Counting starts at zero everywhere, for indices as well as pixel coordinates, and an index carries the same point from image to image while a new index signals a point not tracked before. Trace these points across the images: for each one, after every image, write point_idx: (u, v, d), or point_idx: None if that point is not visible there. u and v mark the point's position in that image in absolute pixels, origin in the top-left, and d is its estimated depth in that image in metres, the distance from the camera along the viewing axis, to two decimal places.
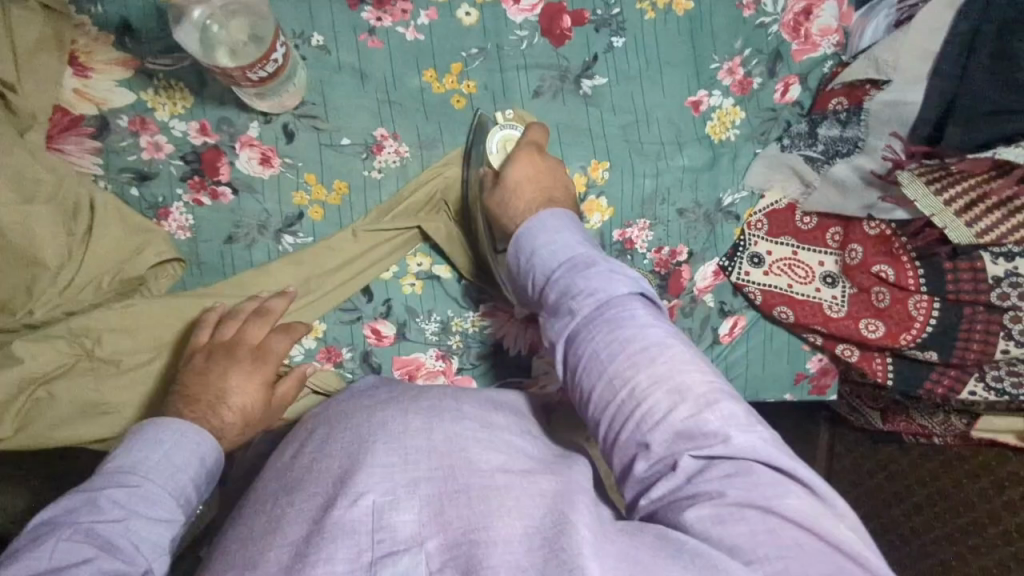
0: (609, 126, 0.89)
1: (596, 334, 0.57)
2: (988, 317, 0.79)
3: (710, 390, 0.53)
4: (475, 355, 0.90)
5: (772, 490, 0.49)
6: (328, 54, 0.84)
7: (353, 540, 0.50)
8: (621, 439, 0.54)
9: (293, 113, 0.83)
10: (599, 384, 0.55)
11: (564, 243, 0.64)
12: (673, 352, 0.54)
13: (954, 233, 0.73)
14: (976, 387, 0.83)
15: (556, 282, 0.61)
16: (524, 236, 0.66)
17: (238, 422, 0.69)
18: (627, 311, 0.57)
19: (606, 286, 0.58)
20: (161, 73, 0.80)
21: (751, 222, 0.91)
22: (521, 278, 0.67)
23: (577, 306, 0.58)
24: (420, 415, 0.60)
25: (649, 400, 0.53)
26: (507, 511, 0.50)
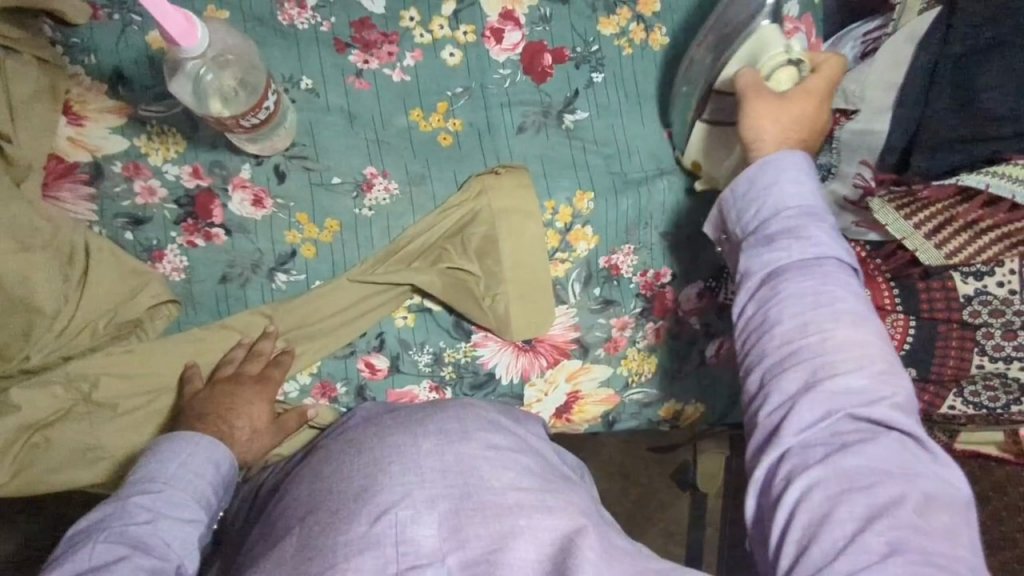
0: (593, 157, 0.92)
1: (803, 283, 0.59)
2: (961, 333, 0.81)
3: (888, 369, 0.56)
4: (469, 385, 0.92)
5: (903, 464, 0.52)
6: (317, 97, 0.87)
7: (379, 552, 0.58)
8: (788, 373, 0.57)
9: (284, 155, 0.85)
10: (787, 325, 0.58)
11: (801, 186, 0.64)
12: (869, 325, 0.57)
13: (925, 254, 0.76)
14: (955, 401, 0.86)
15: (780, 221, 0.63)
16: (755, 170, 0.65)
17: (247, 431, 0.79)
18: (838, 274, 0.60)
19: (829, 245, 0.60)
20: (154, 120, 0.82)
21: None
22: (732, 208, 0.67)
23: (794, 249, 0.60)
24: (431, 436, 0.68)
25: (835, 357, 0.56)
26: (519, 531, 0.59)
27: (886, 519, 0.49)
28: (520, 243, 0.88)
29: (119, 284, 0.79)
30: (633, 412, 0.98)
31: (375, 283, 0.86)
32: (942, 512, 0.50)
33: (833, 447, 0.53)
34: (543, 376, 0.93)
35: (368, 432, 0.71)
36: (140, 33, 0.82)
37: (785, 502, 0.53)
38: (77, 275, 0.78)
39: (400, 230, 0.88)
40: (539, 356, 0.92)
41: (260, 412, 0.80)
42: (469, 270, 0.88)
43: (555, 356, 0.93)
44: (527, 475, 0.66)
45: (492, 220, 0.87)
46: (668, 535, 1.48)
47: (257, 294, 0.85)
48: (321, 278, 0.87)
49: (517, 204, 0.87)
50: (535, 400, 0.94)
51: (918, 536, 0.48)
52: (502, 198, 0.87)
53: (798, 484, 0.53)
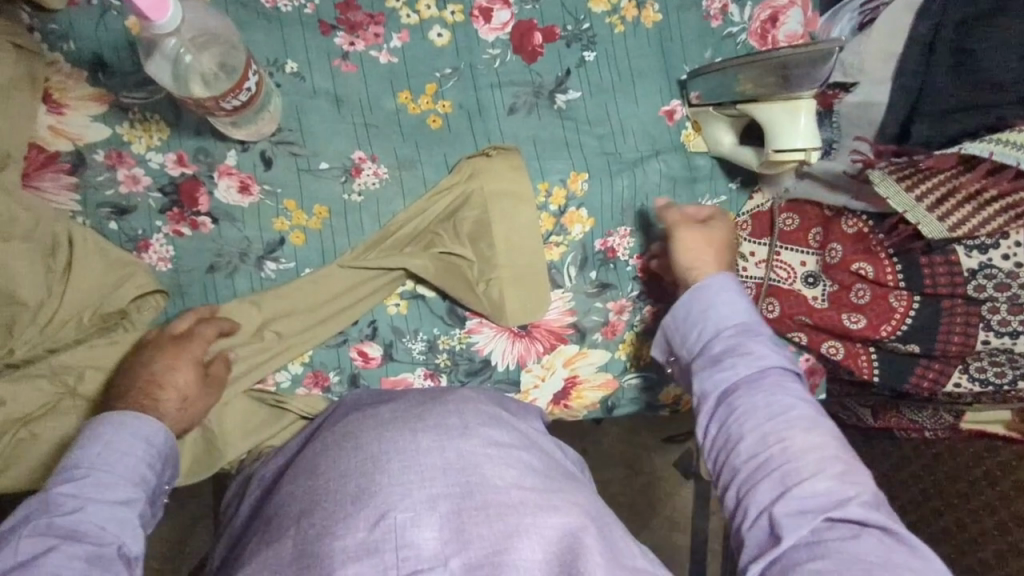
0: (586, 137, 0.90)
1: (758, 395, 0.65)
2: (966, 309, 0.80)
3: (850, 465, 0.59)
4: (464, 372, 0.90)
5: (887, 561, 0.53)
6: (302, 80, 0.85)
7: (378, 558, 0.58)
8: (757, 487, 0.60)
9: (270, 140, 0.83)
10: (750, 437, 0.63)
11: (734, 304, 0.72)
12: (821, 424, 0.62)
13: (927, 228, 0.73)
14: (960, 378, 0.84)
15: (725, 339, 0.70)
16: (691, 296, 0.74)
17: (177, 401, 0.74)
18: (785, 384, 0.66)
19: (779, 357, 0.68)
20: (136, 107, 0.81)
21: (735, 224, 0.92)
22: (682, 331, 0.75)
23: (739, 365, 0.68)
24: (429, 433, 0.67)
25: (796, 460, 0.60)
26: (524, 531, 0.60)
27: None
28: (510, 227, 0.86)
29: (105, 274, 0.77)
30: (632, 398, 0.96)
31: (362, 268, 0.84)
32: None
33: (811, 546, 0.55)
34: (540, 362, 0.91)
35: (363, 424, 0.71)
36: (119, 18, 0.80)
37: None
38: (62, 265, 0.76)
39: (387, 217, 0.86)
40: (535, 341, 0.91)
41: (186, 379, 0.75)
42: (461, 255, 0.86)
43: (552, 341, 0.91)
44: (529, 473, 0.66)
45: (483, 203, 0.86)
46: (671, 524, 1.47)
47: (246, 283, 0.84)
48: (310, 265, 0.85)
49: (505, 185, 0.85)
50: (532, 386, 0.92)
51: None
52: (494, 180, 0.85)
53: None
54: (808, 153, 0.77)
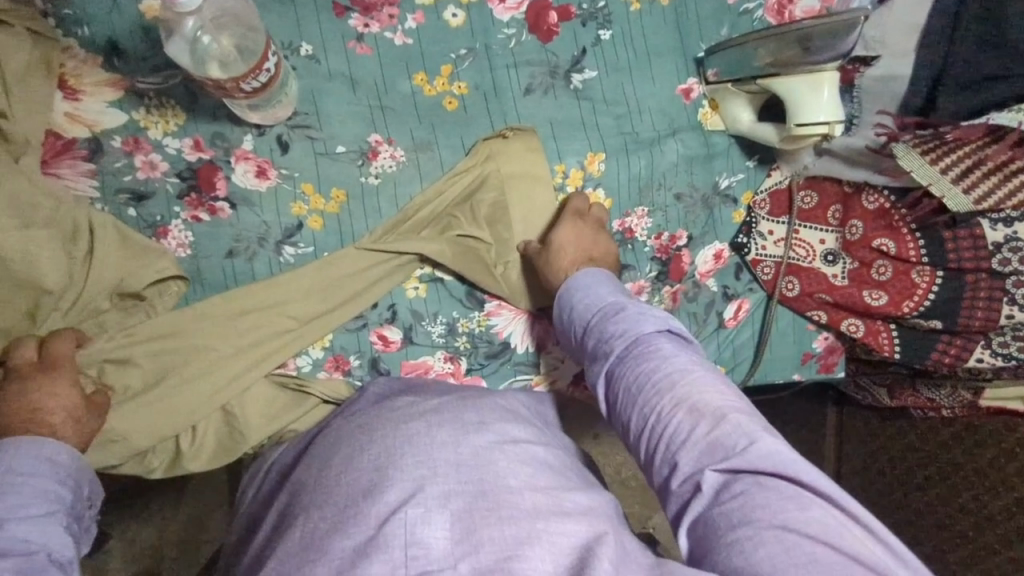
0: (603, 117, 0.90)
1: (625, 371, 0.64)
2: (990, 283, 0.79)
3: (725, 407, 0.57)
4: (483, 355, 0.90)
5: (785, 501, 0.51)
6: (317, 63, 0.84)
7: (387, 556, 0.57)
8: (657, 461, 0.59)
9: (286, 124, 0.83)
10: (635, 414, 0.61)
11: (596, 295, 0.73)
12: (690, 373, 0.60)
13: (953, 202, 0.74)
14: (983, 354, 0.84)
15: (593, 330, 0.70)
16: (564, 291, 0.76)
17: (71, 421, 0.72)
18: (645, 349, 0.64)
19: (634, 326, 0.66)
20: (152, 92, 0.80)
21: (753, 203, 0.92)
22: (566, 329, 0.75)
23: (610, 347, 0.66)
24: (446, 427, 0.69)
25: (676, 421, 0.58)
26: (538, 536, 0.58)
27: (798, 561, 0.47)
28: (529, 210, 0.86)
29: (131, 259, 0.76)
30: None
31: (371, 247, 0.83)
32: (838, 530, 0.49)
33: (715, 504, 0.53)
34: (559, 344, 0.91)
35: (379, 419, 0.72)
36: (133, 2, 0.80)
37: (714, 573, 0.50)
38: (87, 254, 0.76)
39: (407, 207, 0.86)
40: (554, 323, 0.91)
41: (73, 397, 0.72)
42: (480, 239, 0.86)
43: None
44: (544, 471, 0.66)
45: (501, 185, 0.86)
46: None
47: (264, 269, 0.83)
48: (329, 249, 0.85)
49: (522, 163, 0.85)
50: (552, 367, 0.92)
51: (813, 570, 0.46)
52: (510, 162, 0.85)
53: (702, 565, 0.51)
54: (831, 127, 0.78)
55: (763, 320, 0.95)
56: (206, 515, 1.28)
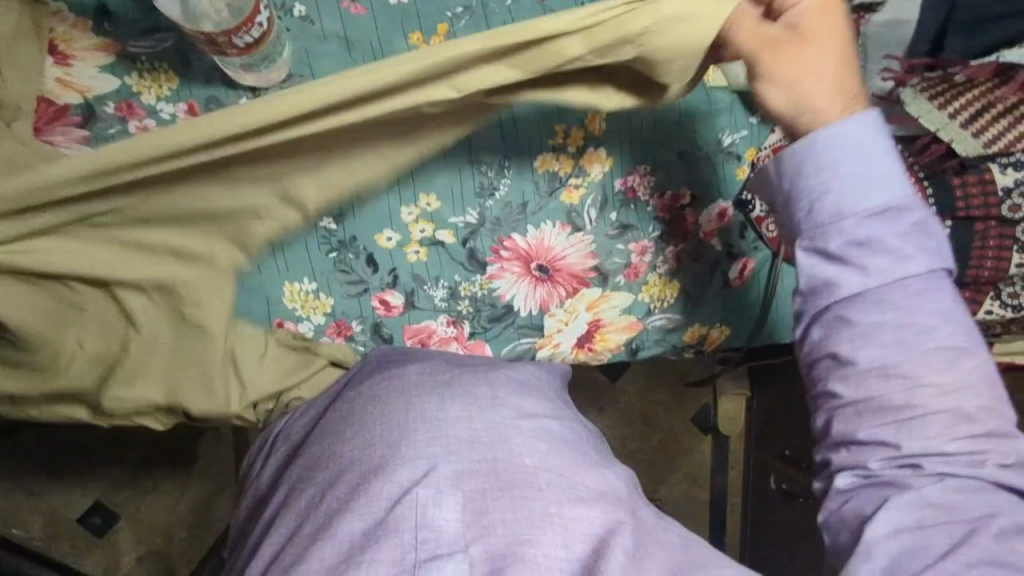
0: None
1: (881, 308, 0.64)
2: (999, 232, 0.77)
3: (987, 412, 0.63)
4: (487, 318, 0.89)
5: (974, 509, 0.60)
6: (312, 24, 0.83)
7: (397, 539, 0.62)
8: (864, 421, 0.64)
9: (280, 86, 0.81)
10: (874, 369, 0.63)
11: (879, 177, 0.64)
12: (976, 364, 0.63)
13: (961, 146, 0.75)
14: (992, 305, 0.83)
15: (851, 224, 0.64)
16: (809, 150, 0.65)
17: None
18: (923, 290, 0.64)
19: (915, 254, 0.64)
20: (144, 56, 0.79)
21: (757, 158, 0.90)
22: (792, 197, 0.67)
23: (864, 261, 0.64)
24: (458, 401, 0.72)
25: (934, 406, 0.62)
26: (548, 519, 0.64)
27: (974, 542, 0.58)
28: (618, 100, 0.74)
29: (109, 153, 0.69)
30: (655, 340, 0.95)
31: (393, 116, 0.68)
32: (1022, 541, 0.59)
33: (916, 490, 0.62)
34: (563, 307, 0.90)
35: (388, 388, 0.74)
36: None
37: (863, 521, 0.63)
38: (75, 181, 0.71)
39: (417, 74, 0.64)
40: (558, 286, 0.90)
41: None
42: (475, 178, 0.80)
43: (574, 286, 0.90)
44: (558, 448, 0.71)
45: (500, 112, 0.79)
46: (689, 480, 1.53)
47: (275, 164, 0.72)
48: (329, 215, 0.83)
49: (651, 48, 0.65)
50: (556, 330, 0.91)
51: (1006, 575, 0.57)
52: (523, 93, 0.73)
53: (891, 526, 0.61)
54: None
55: (767, 281, 0.94)
56: (212, 496, 1.28)
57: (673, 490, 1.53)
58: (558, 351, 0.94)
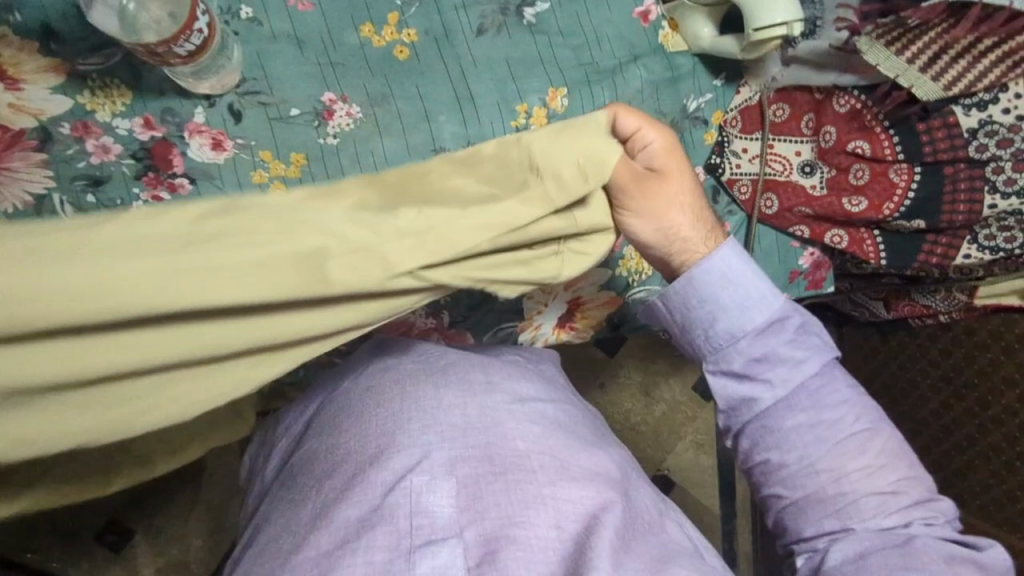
0: (561, 49, 0.87)
1: (791, 416, 0.68)
2: (970, 173, 0.78)
3: (903, 473, 0.67)
4: (466, 307, 0.89)
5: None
6: (260, 26, 0.81)
7: (391, 526, 0.59)
8: (807, 529, 0.67)
9: (236, 92, 0.81)
10: (798, 464, 0.67)
11: (761, 295, 0.67)
12: (878, 436, 0.67)
13: (920, 91, 0.74)
14: (970, 250, 0.83)
15: (750, 348, 0.68)
16: (695, 281, 0.67)
17: None
18: (823, 384, 0.69)
19: (810, 359, 0.68)
20: (94, 73, 0.78)
21: (725, 120, 0.90)
22: (689, 330, 0.70)
23: (772, 378, 0.68)
24: (453, 388, 0.70)
25: (862, 493, 0.65)
26: (541, 501, 0.62)
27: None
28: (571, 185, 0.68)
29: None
30: (635, 313, 0.96)
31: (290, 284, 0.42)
32: None
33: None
34: (540, 288, 0.90)
35: (387, 380, 0.72)
36: None
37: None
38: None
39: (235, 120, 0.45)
40: None
41: None
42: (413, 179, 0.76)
43: None
44: (549, 430, 0.69)
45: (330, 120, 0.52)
46: (695, 447, 1.54)
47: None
48: None
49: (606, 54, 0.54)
50: (536, 312, 0.92)
51: None
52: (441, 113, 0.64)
53: None
54: (790, 27, 0.75)
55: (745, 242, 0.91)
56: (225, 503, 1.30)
57: (680, 459, 1.54)
58: (541, 332, 0.95)
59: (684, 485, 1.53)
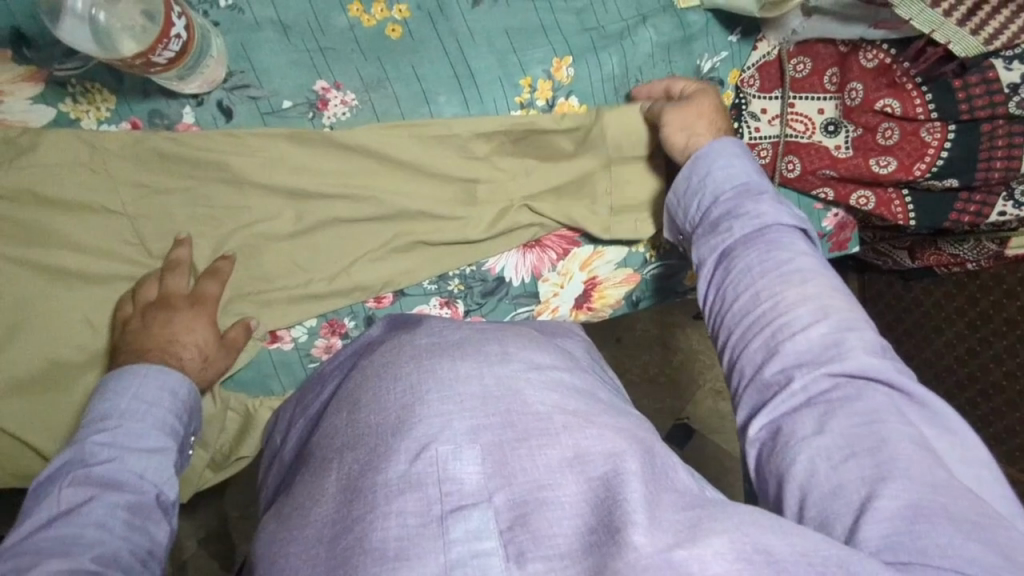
0: (564, 16, 0.81)
1: (751, 252, 0.68)
2: (1009, 130, 0.74)
3: (849, 315, 0.63)
4: (479, 294, 0.88)
5: (871, 418, 0.56)
6: (241, 14, 0.76)
7: (421, 493, 0.56)
8: (752, 345, 0.65)
9: (223, 88, 0.76)
10: (743, 296, 0.67)
11: (738, 169, 0.74)
12: (821, 277, 0.65)
13: (959, 46, 0.69)
14: (1005, 207, 0.80)
15: (723, 203, 0.73)
16: (695, 161, 0.76)
17: (198, 359, 0.75)
18: (784, 238, 0.68)
19: (770, 213, 0.70)
20: (74, 79, 0.73)
21: (742, 81, 0.85)
22: (686, 197, 0.77)
23: (736, 226, 0.70)
24: (468, 361, 0.67)
25: (793, 315, 0.63)
26: (568, 461, 0.58)
27: (897, 482, 0.51)
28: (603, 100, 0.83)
29: (194, 343, 0.74)
30: (654, 289, 0.94)
31: (443, 245, 0.84)
32: (933, 457, 0.53)
33: (814, 411, 0.58)
34: (556, 270, 0.89)
35: (402, 355, 0.70)
36: None
37: (784, 471, 0.57)
38: (22, 162, 0.73)
39: (362, 168, 0.80)
40: (547, 250, 0.88)
41: (205, 338, 0.75)
42: (426, 180, 0.82)
43: (564, 247, 0.88)
44: (570, 395, 0.65)
45: (375, 176, 0.80)
46: (715, 394, 1.54)
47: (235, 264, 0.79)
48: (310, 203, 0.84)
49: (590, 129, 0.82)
50: (552, 295, 0.90)
51: (932, 495, 0.50)
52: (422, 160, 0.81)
53: (800, 458, 0.56)
54: None
55: None
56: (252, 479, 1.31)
57: (700, 406, 1.53)
58: (557, 313, 0.93)
59: (704, 432, 1.52)
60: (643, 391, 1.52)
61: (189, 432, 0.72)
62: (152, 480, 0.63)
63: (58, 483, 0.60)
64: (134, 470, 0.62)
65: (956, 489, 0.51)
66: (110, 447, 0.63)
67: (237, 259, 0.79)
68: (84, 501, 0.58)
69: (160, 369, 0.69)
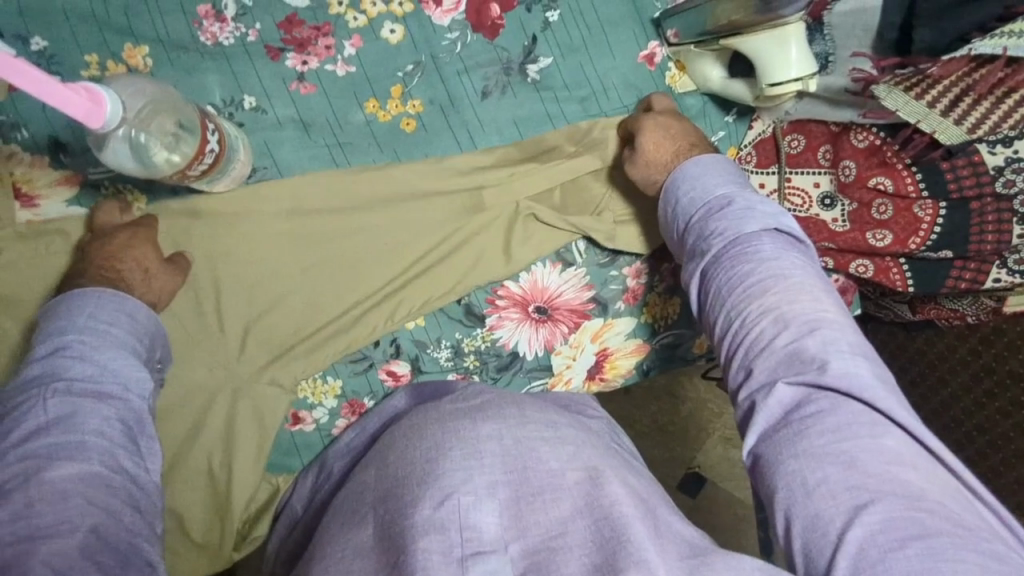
0: (567, 105, 0.86)
1: (721, 269, 0.69)
2: (997, 206, 0.77)
3: (811, 317, 0.63)
4: (494, 369, 0.90)
5: (846, 433, 0.57)
6: (264, 114, 0.80)
7: (444, 535, 0.57)
8: (733, 363, 0.67)
9: (247, 183, 0.80)
10: (720, 317, 0.69)
11: (704, 188, 0.75)
12: (785, 282, 0.66)
13: (944, 135, 0.73)
14: (999, 274, 0.82)
15: (693, 226, 0.75)
16: (670, 186, 0.78)
17: (139, 270, 0.73)
18: (748, 245, 0.69)
19: (733, 226, 0.71)
20: (106, 181, 0.77)
21: (740, 158, 0.90)
22: (668, 223, 0.79)
23: (706, 246, 0.72)
24: (490, 421, 0.67)
25: (761, 331, 0.65)
26: (581, 511, 0.59)
27: (882, 504, 0.53)
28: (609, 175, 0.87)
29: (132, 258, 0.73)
30: (664, 358, 0.96)
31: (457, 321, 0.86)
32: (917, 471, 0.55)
33: (790, 428, 0.60)
34: (568, 343, 0.91)
35: (428, 416, 0.71)
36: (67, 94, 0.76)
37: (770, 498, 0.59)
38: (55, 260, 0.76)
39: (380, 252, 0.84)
40: (559, 323, 0.90)
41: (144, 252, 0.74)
42: (438, 259, 0.85)
43: (575, 320, 0.90)
44: (583, 448, 0.67)
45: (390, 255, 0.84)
46: (725, 442, 1.55)
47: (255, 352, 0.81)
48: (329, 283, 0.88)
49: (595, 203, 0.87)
50: (565, 367, 0.92)
51: (908, 514, 0.52)
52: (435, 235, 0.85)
53: (781, 485, 0.57)
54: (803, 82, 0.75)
55: None
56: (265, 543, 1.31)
57: (710, 455, 1.54)
58: (571, 384, 0.95)
59: (715, 481, 1.53)
60: (654, 441, 1.53)
61: (154, 354, 0.70)
62: (135, 393, 0.64)
63: (40, 394, 0.59)
64: (119, 381, 0.63)
65: (937, 508, 0.53)
66: (82, 362, 0.62)
67: (261, 342, 0.82)
68: (72, 412, 0.59)
69: (114, 294, 0.68)
